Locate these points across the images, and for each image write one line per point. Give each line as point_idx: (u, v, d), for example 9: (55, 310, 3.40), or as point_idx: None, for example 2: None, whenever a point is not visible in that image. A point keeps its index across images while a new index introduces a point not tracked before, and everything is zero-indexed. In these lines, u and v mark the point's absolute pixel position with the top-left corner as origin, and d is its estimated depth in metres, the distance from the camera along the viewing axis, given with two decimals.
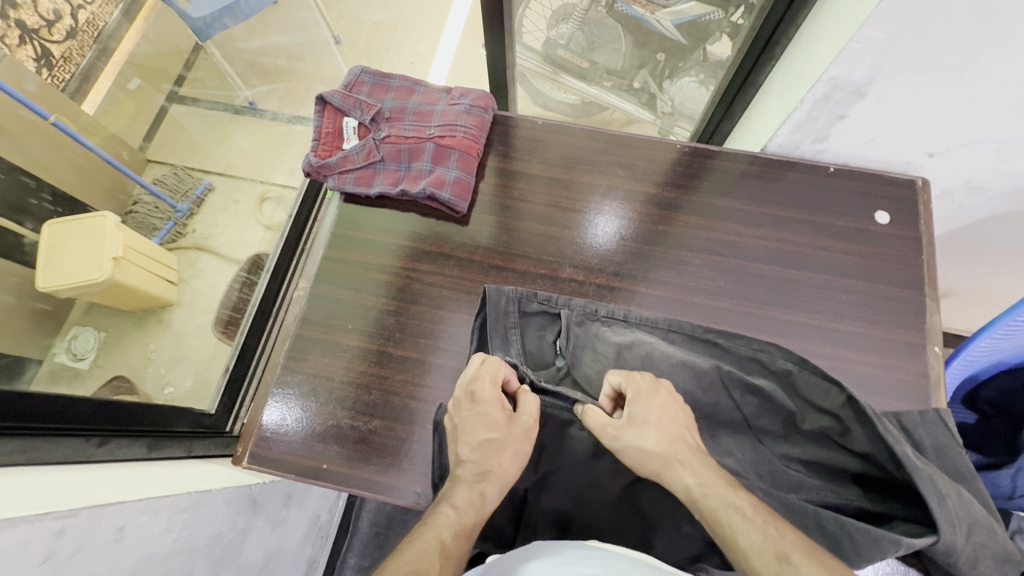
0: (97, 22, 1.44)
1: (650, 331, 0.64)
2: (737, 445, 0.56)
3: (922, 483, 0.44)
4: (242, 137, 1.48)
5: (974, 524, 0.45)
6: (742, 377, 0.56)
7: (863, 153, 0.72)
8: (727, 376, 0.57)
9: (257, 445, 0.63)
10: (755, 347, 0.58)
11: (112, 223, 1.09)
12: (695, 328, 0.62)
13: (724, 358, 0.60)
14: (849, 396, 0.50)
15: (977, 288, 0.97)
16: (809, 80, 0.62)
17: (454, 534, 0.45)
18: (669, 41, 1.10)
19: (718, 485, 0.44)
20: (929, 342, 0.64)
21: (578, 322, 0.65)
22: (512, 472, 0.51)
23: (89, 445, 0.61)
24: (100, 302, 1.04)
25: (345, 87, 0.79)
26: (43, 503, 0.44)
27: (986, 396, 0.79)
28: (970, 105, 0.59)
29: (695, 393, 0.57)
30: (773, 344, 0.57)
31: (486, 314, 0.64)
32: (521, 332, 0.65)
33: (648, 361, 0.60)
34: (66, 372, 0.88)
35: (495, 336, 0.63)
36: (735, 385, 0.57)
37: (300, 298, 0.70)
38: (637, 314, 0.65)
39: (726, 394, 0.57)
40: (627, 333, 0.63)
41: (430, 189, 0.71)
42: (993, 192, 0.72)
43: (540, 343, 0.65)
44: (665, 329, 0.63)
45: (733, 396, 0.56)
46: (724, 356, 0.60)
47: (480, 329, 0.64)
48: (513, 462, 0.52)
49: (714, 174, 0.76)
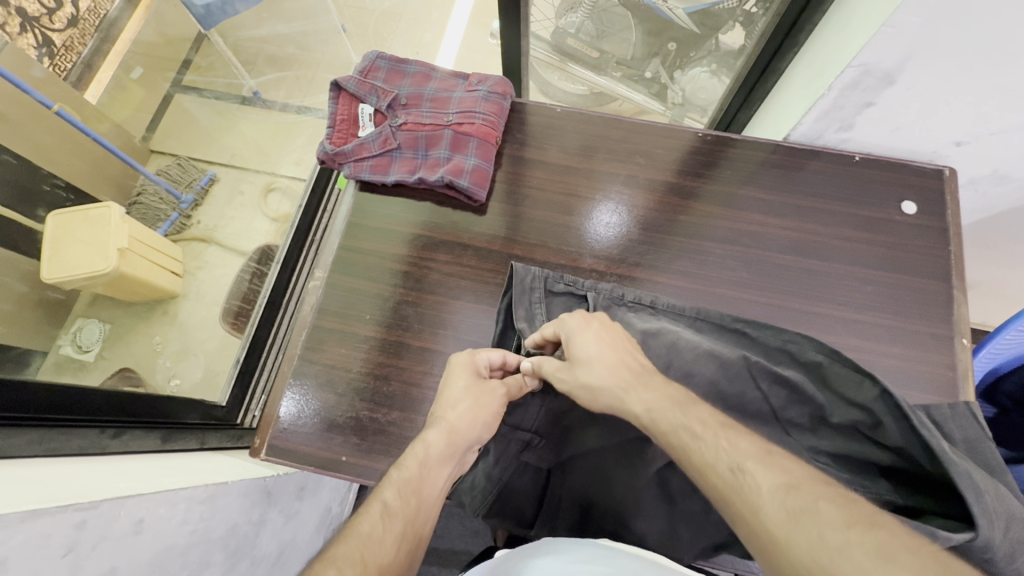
0: (98, 10, 1.40)
1: (676, 320, 0.63)
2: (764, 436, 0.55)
3: (959, 479, 0.44)
4: (248, 127, 1.46)
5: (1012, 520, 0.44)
6: (771, 367, 0.55)
7: (889, 142, 0.70)
8: (754, 367, 0.55)
9: (274, 437, 0.62)
10: (784, 337, 0.57)
11: (117, 214, 1.06)
12: (723, 317, 0.62)
13: (752, 348, 0.60)
14: (884, 390, 0.49)
15: (997, 280, 0.96)
16: (838, 66, 0.61)
17: (399, 493, 0.46)
18: (684, 30, 1.08)
19: (664, 407, 0.44)
20: (957, 334, 0.63)
21: (603, 306, 0.64)
22: (467, 428, 0.52)
23: (103, 437, 0.60)
24: (107, 292, 1.03)
25: (359, 73, 0.77)
26: (64, 495, 0.43)
27: (1007, 389, 0.78)
28: (1004, 92, 0.57)
29: (721, 383, 0.57)
30: (803, 335, 0.56)
31: (512, 292, 0.64)
32: (548, 309, 0.64)
33: (673, 350, 0.59)
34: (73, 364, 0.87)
35: (520, 309, 0.63)
36: (763, 375, 0.55)
37: (316, 288, 0.69)
38: (664, 302, 0.64)
39: (754, 385, 0.55)
40: (653, 321, 0.63)
41: (448, 177, 0.70)
42: (1020, 182, 0.71)
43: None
44: (691, 317, 0.63)
45: (761, 387, 0.55)
46: (751, 346, 0.60)
47: (507, 307, 0.64)
48: (468, 419, 0.52)
49: (735, 163, 0.74)
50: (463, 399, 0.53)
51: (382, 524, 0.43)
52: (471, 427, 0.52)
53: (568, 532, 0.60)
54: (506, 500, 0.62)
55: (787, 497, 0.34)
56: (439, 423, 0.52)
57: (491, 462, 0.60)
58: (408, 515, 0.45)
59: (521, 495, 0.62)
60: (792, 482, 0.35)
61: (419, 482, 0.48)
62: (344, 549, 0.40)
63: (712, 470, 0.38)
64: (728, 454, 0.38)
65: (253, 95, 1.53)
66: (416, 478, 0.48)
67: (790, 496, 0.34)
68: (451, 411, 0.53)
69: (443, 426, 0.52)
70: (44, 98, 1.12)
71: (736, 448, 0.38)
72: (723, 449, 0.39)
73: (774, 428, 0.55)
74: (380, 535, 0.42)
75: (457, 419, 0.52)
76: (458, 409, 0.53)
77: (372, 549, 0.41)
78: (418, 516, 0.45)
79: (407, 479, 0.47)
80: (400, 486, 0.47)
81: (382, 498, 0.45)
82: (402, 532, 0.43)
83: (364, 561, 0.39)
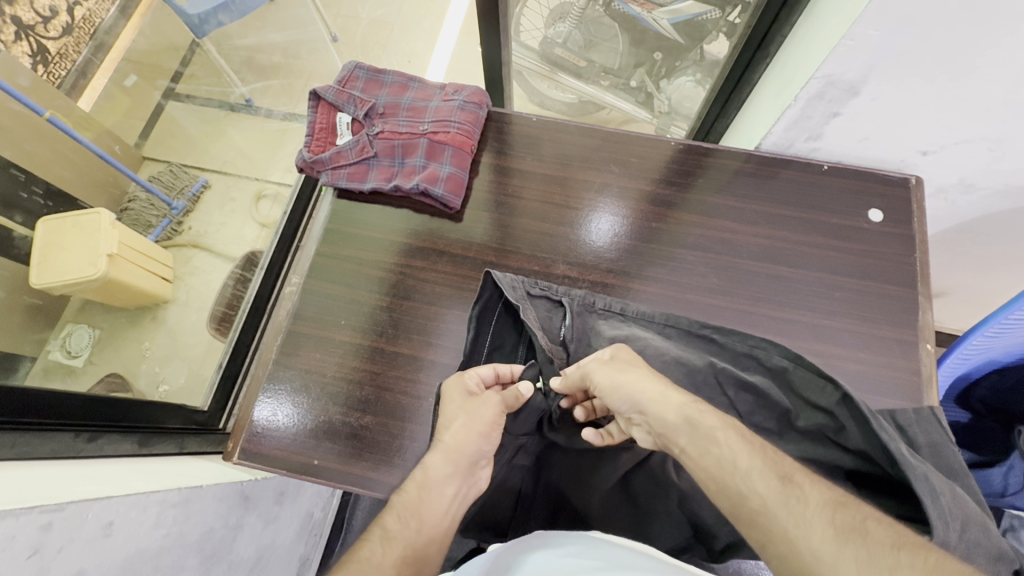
0: (93, 18, 1.43)
1: (646, 326, 0.65)
2: None
3: (915, 480, 0.44)
4: (239, 135, 1.48)
5: (968, 520, 0.44)
6: (737, 373, 0.57)
7: (857, 151, 0.72)
8: (721, 374, 0.58)
9: (248, 441, 0.62)
10: (750, 343, 0.58)
11: (108, 220, 1.09)
12: (692, 323, 0.63)
13: (720, 354, 0.61)
14: (844, 393, 0.50)
15: (971, 288, 0.97)
16: (804, 78, 0.62)
17: (398, 517, 0.46)
18: (666, 40, 1.10)
19: None
20: (921, 339, 0.64)
21: (577, 311, 0.66)
22: (467, 443, 0.51)
23: (78, 441, 0.60)
24: (93, 298, 1.04)
25: (339, 83, 0.78)
26: (31, 497, 0.43)
27: (980, 395, 0.80)
28: (965, 101, 0.59)
29: (688, 389, 0.59)
30: (769, 341, 0.57)
31: (488, 297, 0.64)
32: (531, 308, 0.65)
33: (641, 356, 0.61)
34: (59, 370, 0.87)
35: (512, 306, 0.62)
36: (730, 382, 0.57)
37: (291, 294, 0.70)
38: (634, 308, 0.66)
39: (721, 393, 0.57)
40: (624, 327, 0.64)
41: (424, 185, 0.71)
42: (986, 191, 0.72)
43: (548, 323, 0.65)
44: (662, 323, 0.64)
45: (727, 392, 0.57)
46: (720, 352, 0.61)
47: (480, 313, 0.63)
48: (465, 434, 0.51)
49: (709, 172, 0.76)
50: (461, 414, 0.53)
51: (379, 548, 0.43)
52: (468, 441, 0.51)
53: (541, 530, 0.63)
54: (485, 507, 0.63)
55: (834, 513, 0.35)
56: (437, 444, 0.52)
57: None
58: (407, 538, 0.45)
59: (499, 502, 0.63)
60: (838, 499, 0.36)
61: (419, 504, 0.47)
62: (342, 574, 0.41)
63: (757, 475, 0.38)
64: (773, 463, 0.39)
65: (246, 103, 1.54)
66: (415, 501, 0.48)
67: (838, 512, 0.35)
68: (448, 428, 0.52)
69: (440, 446, 0.51)
70: (34, 104, 1.14)
71: (779, 461, 0.39)
72: (766, 457, 0.39)
73: None
74: (378, 559, 0.42)
75: (453, 437, 0.51)
76: (452, 426, 0.52)
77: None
78: (418, 539, 0.45)
79: (405, 502, 0.48)
80: (399, 510, 0.47)
81: (381, 524, 0.46)
82: (403, 556, 0.43)
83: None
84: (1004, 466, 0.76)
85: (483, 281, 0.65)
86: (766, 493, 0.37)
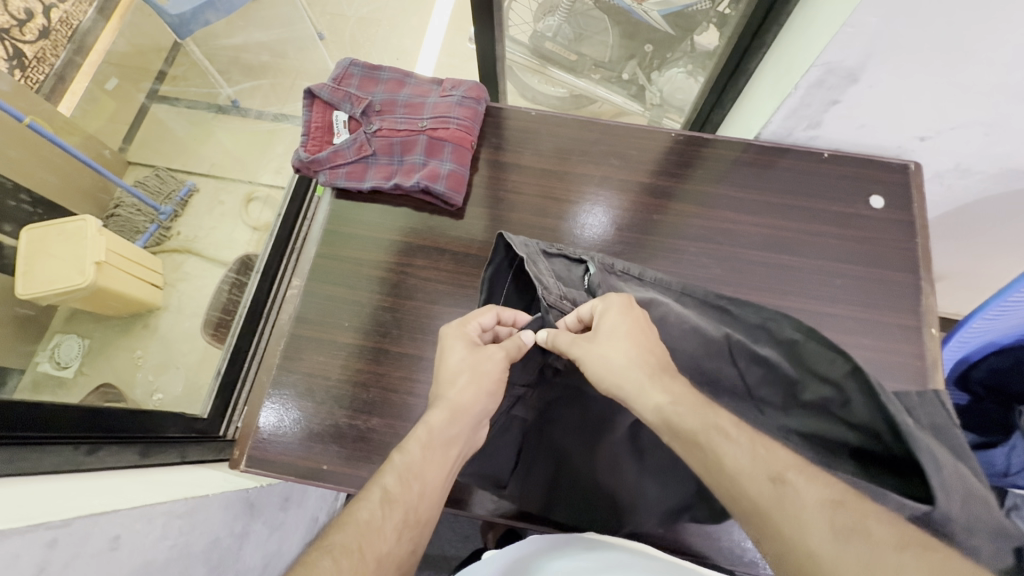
0: (71, 21, 1.39)
1: (663, 293, 0.65)
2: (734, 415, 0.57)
3: (923, 454, 0.46)
4: (226, 136, 1.45)
5: (972, 496, 0.47)
6: (751, 347, 0.58)
7: (855, 138, 0.72)
8: (735, 346, 0.59)
9: (254, 448, 0.61)
10: (763, 316, 0.58)
11: (94, 227, 1.05)
12: (707, 293, 0.63)
13: (733, 325, 0.61)
14: (854, 365, 0.51)
15: (966, 271, 0.98)
16: (804, 65, 0.62)
17: (399, 479, 0.49)
18: (658, 32, 1.09)
19: None
20: (925, 324, 0.64)
21: (598, 270, 0.64)
22: (467, 399, 0.53)
23: (78, 454, 0.59)
24: (82, 307, 1.01)
25: (333, 80, 0.77)
26: (34, 514, 0.42)
27: (978, 377, 0.80)
28: (961, 88, 0.59)
29: (701, 358, 0.60)
30: (782, 313, 0.58)
31: (504, 257, 0.63)
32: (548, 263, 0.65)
33: (661, 324, 0.61)
34: (50, 382, 0.85)
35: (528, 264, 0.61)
36: (742, 355, 0.58)
37: (293, 297, 0.69)
38: (652, 276, 0.66)
39: (732, 363, 0.59)
40: (643, 292, 0.64)
41: (424, 183, 0.70)
42: (982, 175, 0.73)
43: (567, 274, 0.65)
44: (678, 291, 0.64)
45: (739, 364, 0.58)
46: (732, 322, 0.61)
47: (495, 274, 0.64)
48: (467, 390, 0.53)
49: (706, 163, 0.75)
50: (465, 371, 0.54)
51: (380, 511, 0.47)
52: (474, 401, 0.53)
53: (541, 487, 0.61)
54: (486, 460, 0.59)
55: (835, 513, 0.34)
56: (442, 402, 0.53)
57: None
58: (409, 502, 0.48)
59: (501, 456, 0.60)
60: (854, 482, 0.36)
61: (421, 468, 0.50)
62: (342, 538, 0.45)
63: (748, 478, 0.37)
64: (764, 461, 0.38)
65: (232, 105, 1.51)
66: (418, 462, 0.50)
67: (838, 513, 0.34)
68: (452, 387, 0.54)
69: (445, 404, 0.53)
70: (14, 111, 1.11)
71: (774, 456, 0.38)
72: (756, 455, 0.38)
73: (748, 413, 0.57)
74: (378, 523, 0.46)
75: (459, 396, 0.53)
76: (456, 383, 0.54)
77: (370, 540, 0.45)
78: (419, 501, 0.48)
79: (408, 463, 0.50)
80: (401, 471, 0.49)
81: (382, 484, 0.49)
82: (402, 519, 0.47)
83: (360, 550, 0.44)
84: (1007, 446, 0.77)
85: (498, 241, 0.63)
86: (759, 497, 0.36)
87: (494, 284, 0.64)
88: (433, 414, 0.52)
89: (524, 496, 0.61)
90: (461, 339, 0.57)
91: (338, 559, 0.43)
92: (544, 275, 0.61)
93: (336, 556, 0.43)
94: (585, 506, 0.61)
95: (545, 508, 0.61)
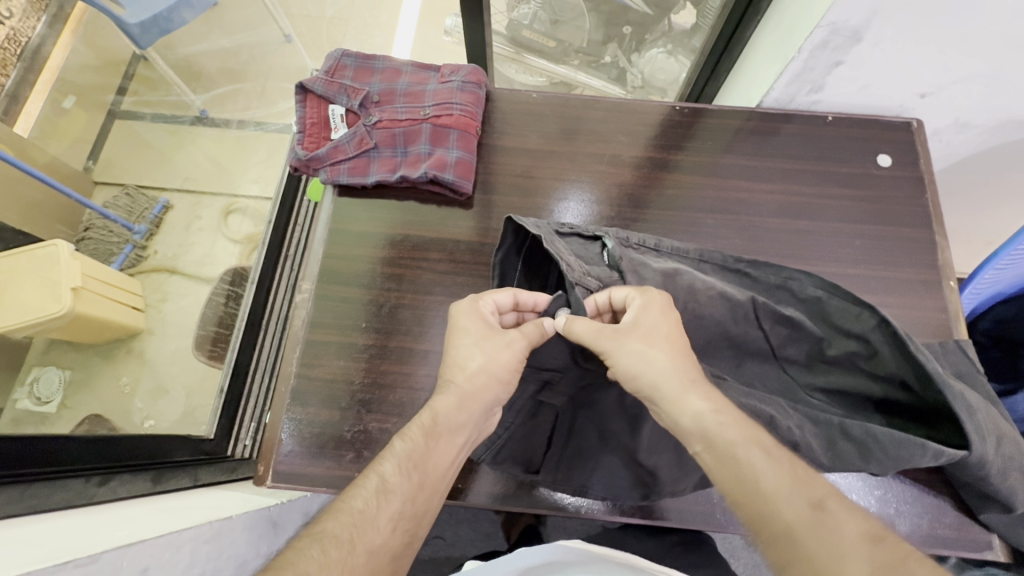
0: (20, 37, 1.26)
1: (681, 262, 0.62)
2: (760, 374, 0.57)
3: (956, 401, 0.48)
4: (199, 146, 1.39)
5: (1002, 437, 0.50)
6: (775, 307, 0.55)
7: (858, 100, 0.72)
8: (760, 308, 0.55)
9: (279, 463, 0.58)
10: (784, 276, 0.57)
11: (66, 251, 0.98)
12: (726, 257, 0.61)
13: (753, 288, 0.59)
14: (881, 319, 0.50)
15: (961, 224, 1.00)
16: (807, 27, 0.61)
17: (399, 467, 0.47)
18: (637, 12, 1.08)
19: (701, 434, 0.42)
20: (944, 277, 0.65)
21: (616, 244, 0.60)
22: (478, 385, 0.51)
23: (89, 485, 0.55)
24: (59, 338, 0.94)
25: (326, 73, 0.73)
26: (61, 552, 0.39)
27: (983, 327, 0.81)
28: (965, 43, 0.59)
29: (727, 324, 0.56)
30: (802, 272, 0.56)
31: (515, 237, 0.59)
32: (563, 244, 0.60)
33: (689, 292, 0.56)
34: (32, 419, 0.78)
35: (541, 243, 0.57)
36: (766, 316, 0.55)
37: (304, 302, 0.66)
38: (668, 244, 0.62)
39: (757, 325, 0.56)
40: (663, 261, 0.60)
41: (432, 173, 0.68)
42: (979, 128, 0.74)
43: (586, 254, 0.60)
44: (696, 259, 0.61)
45: (763, 327, 0.56)
46: (753, 286, 0.59)
47: (506, 256, 0.60)
48: (480, 378, 0.51)
49: (711, 134, 0.75)
50: (477, 354, 0.52)
51: (376, 501, 0.45)
52: (485, 389, 0.51)
53: (575, 466, 0.58)
54: (516, 442, 0.58)
55: (875, 548, 0.35)
56: (451, 387, 0.51)
57: (506, 408, 0.57)
58: (408, 492, 0.46)
59: (533, 434, 0.58)
60: None
61: (426, 456, 0.48)
62: (335, 526, 0.43)
63: (785, 504, 0.38)
64: (805, 488, 0.38)
65: (202, 114, 1.45)
66: (422, 450, 0.49)
67: (879, 549, 0.35)
68: (462, 369, 0.52)
69: (455, 389, 0.51)
70: None
71: (813, 484, 0.39)
72: (797, 480, 0.39)
73: (780, 376, 0.56)
74: (374, 513, 0.44)
75: (468, 381, 0.51)
76: (468, 366, 0.52)
77: (362, 530, 0.43)
78: (417, 493, 0.47)
79: (411, 451, 0.48)
80: (401, 459, 0.48)
81: (380, 472, 0.47)
82: (399, 510, 0.45)
83: (352, 543, 0.42)
84: None
85: (505, 227, 0.59)
86: (793, 517, 0.37)
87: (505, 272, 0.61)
88: (440, 398, 0.51)
89: (561, 475, 0.58)
90: (477, 320, 0.54)
91: (328, 548, 0.41)
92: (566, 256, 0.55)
93: (325, 546, 0.41)
94: (626, 477, 0.57)
95: (585, 483, 0.58)
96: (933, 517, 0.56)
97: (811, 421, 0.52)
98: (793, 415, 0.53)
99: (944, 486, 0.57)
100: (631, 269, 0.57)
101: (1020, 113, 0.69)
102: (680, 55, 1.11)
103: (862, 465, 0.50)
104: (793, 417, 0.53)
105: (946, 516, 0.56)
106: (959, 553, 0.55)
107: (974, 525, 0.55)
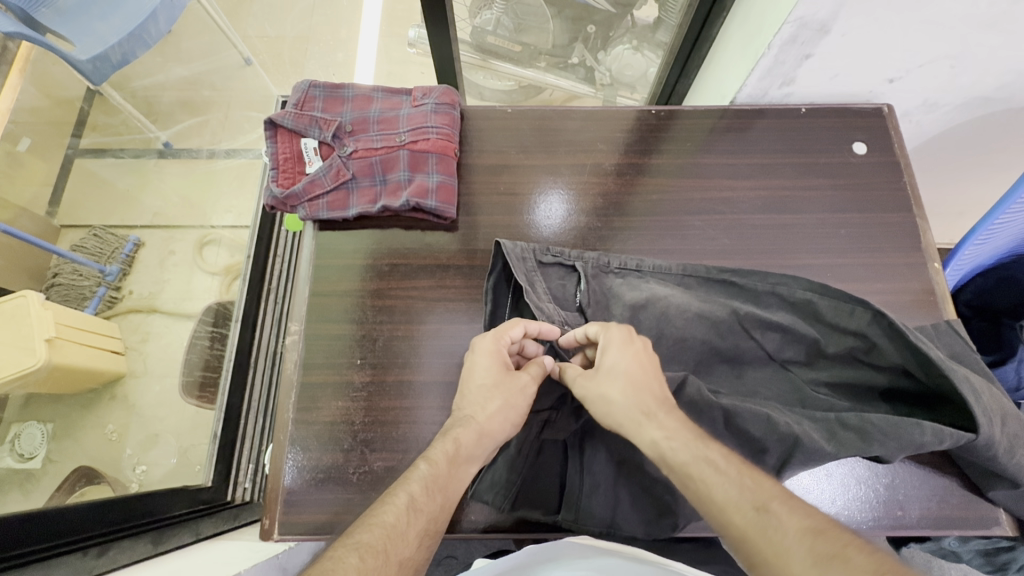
0: None
1: (664, 279, 0.62)
2: (763, 380, 0.57)
3: (962, 384, 0.48)
4: (166, 181, 1.35)
5: (1007, 416, 0.51)
6: (762, 315, 0.56)
7: (828, 89, 0.73)
8: (746, 319, 0.57)
9: (285, 513, 0.57)
10: (772, 281, 0.57)
11: (36, 301, 0.92)
12: (709, 269, 0.61)
13: (741, 297, 0.59)
14: (876, 312, 0.51)
15: (936, 198, 1.02)
16: (774, 25, 0.61)
17: (425, 488, 0.46)
18: (601, 12, 1.06)
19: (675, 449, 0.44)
20: (929, 259, 0.67)
21: (593, 274, 0.62)
22: (495, 423, 0.51)
23: (87, 559, 0.53)
24: (40, 391, 0.90)
25: (295, 106, 0.72)
26: None
27: (965, 298, 0.81)
28: (927, 29, 0.60)
29: (713, 340, 0.57)
30: (789, 276, 0.57)
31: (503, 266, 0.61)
32: (543, 277, 0.62)
33: (662, 319, 0.58)
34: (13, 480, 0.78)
35: (521, 279, 0.59)
36: (754, 325, 0.57)
37: (294, 344, 0.64)
38: (650, 263, 0.63)
39: (747, 336, 0.57)
40: (643, 285, 0.61)
41: (414, 201, 0.67)
42: (947, 107, 0.75)
43: (563, 291, 0.62)
44: (679, 274, 0.61)
45: (754, 336, 0.57)
46: (741, 294, 0.60)
47: (496, 283, 0.62)
48: (499, 413, 0.51)
49: (688, 134, 0.75)
50: (497, 397, 0.52)
51: (407, 518, 0.43)
52: (501, 430, 0.51)
53: (593, 503, 0.56)
54: (528, 484, 0.58)
55: (815, 542, 0.34)
56: (471, 423, 0.51)
57: (513, 453, 0.57)
58: (432, 512, 0.45)
59: (541, 475, 0.59)
60: None
61: (447, 480, 0.48)
62: (368, 536, 0.41)
63: (734, 509, 0.38)
64: (751, 492, 0.38)
65: (166, 147, 1.41)
66: (443, 476, 0.48)
67: (818, 541, 0.34)
68: (484, 409, 0.52)
69: (474, 425, 0.51)
70: None
71: (760, 487, 0.38)
72: (743, 487, 0.39)
73: (779, 374, 0.57)
74: (404, 528, 0.42)
75: (489, 420, 0.51)
76: (488, 407, 0.52)
77: (395, 542, 0.41)
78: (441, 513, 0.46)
79: (435, 475, 0.47)
80: (428, 481, 0.46)
81: (409, 490, 0.45)
82: (424, 529, 0.44)
83: (386, 552, 0.40)
84: (1017, 360, 0.76)
85: (493, 255, 0.62)
86: (745, 525, 0.37)
87: (497, 295, 0.61)
88: (462, 431, 0.51)
89: (583, 514, 0.56)
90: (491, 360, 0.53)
91: (364, 555, 0.39)
92: (542, 301, 0.58)
93: (363, 553, 0.39)
94: (649, 506, 0.56)
95: (610, 521, 0.56)
96: (941, 498, 0.57)
97: (808, 418, 0.52)
98: (791, 413, 0.53)
99: (950, 467, 0.58)
100: (603, 299, 0.60)
101: (985, 90, 0.71)
102: (646, 50, 1.08)
103: (865, 449, 0.49)
104: (793, 415, 0.53)
105: (952, 496, 0.57)
106: (967, 531, 0.56)
107: (984, 502, 0.56)
